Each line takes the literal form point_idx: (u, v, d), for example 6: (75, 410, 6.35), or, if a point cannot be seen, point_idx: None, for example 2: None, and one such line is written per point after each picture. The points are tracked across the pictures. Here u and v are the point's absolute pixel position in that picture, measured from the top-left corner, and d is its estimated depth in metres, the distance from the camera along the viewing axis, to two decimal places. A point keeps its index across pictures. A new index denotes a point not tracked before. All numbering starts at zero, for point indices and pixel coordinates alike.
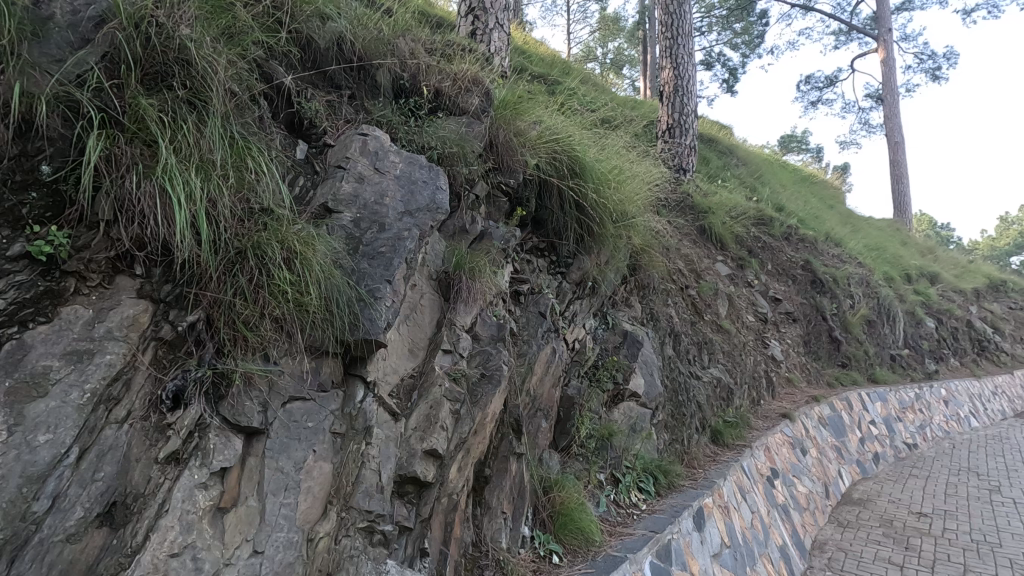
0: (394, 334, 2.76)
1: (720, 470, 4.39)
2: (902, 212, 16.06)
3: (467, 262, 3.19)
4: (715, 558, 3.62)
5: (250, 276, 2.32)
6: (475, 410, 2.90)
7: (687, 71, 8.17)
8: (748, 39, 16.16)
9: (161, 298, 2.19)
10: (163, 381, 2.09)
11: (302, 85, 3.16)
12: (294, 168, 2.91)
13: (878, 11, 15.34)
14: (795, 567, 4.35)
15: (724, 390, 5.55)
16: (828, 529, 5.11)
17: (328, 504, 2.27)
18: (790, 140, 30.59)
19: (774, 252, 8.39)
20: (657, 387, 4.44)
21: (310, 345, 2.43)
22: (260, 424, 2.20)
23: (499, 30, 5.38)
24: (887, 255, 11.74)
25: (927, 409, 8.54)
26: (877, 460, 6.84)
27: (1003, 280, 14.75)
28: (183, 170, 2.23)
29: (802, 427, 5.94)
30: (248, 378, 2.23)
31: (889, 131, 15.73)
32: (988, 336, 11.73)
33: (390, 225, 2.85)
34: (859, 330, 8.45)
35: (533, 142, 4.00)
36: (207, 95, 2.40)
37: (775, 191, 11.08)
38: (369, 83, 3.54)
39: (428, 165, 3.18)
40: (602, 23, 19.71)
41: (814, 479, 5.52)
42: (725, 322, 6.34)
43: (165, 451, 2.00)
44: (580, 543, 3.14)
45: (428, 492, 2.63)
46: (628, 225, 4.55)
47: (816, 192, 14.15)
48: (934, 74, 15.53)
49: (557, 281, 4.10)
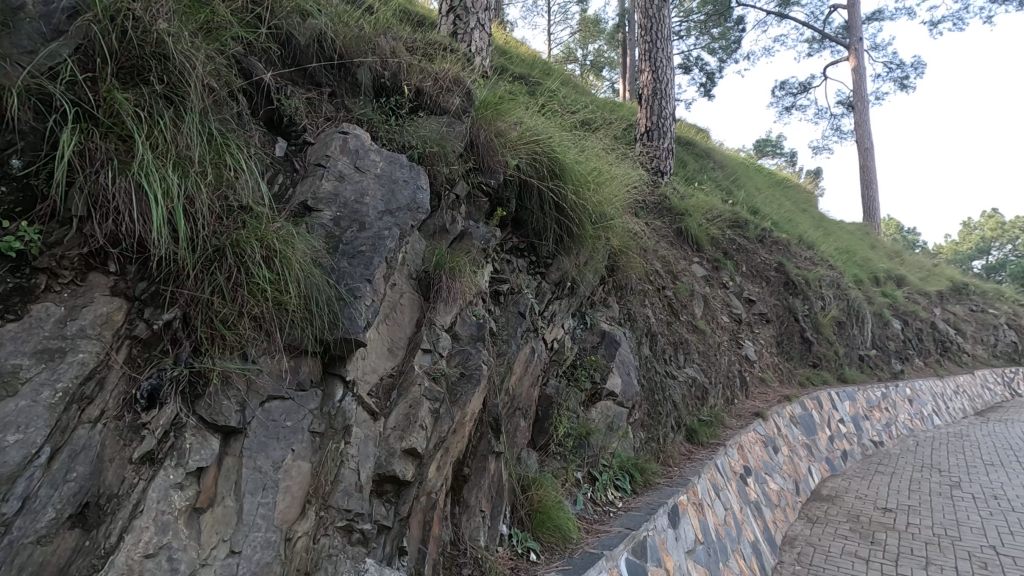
0: (374, 333, 2.76)
1: (695, 469, 4.48)
2: (872, 216, 16.53)
3: (447, 262, 3.20)
4: (689, 554, 3.69)
5: (228, 274, 2.30)
6: (455, 409, 2.91)
7: (666, 74, 8.29)
8: (725, 44, 16.45)
9: (136, 296, 2.16)
10: (137, 381, 2.06)
11: (282, 82, 3.13)
12: (273, 166, 2.89)
13: (849, 21, 15.79)
14: (766, 562, 4.46)
15: (699, 389, 5.66)
16: (798, 524, 5.26)
17: (306, 503, 2.27)
18: (765, 143, 31.22)
19: (749, 255, 8.59)
20: (633, 387, 4.54)
21: (289, 344, 2.41)
22: (238, 424, 2.18)
23: (481, 30, 5.40)
24: (857, 258, 12.10)
25: (892, 407, 8.82)
26: (845, 458, 7.05)
27: (965, 282, 15.32)
28: (160, 166, 2.20)
29: (774, 426, 6.08)
30: (225, 376, 2.21)
31: (859, 137, 16.19)
32: (950, 336, 12.19)
33: (371, 224, 2.85)
34: (830, 331, 8.71)
35: (513, 143, 4.03)
36: (185, 90, 2.37)
37: (750, 194, 11.32)
38: (350, 81, 3.53)
39: (409, 165, 3.18)
40: (582, 23, 19.83)
41: (785, 476, 5.67)
42: (701, 322, 6.47)
43: (140, 451, 1.98)
44: (557, 540, 3.18)
45: (406, 491, 2.64)
46: (608, 226, 4.61)
47: (789, 196, 14.48)
48: (902, 82, 16.09)
49: (536, 281, 4.13)
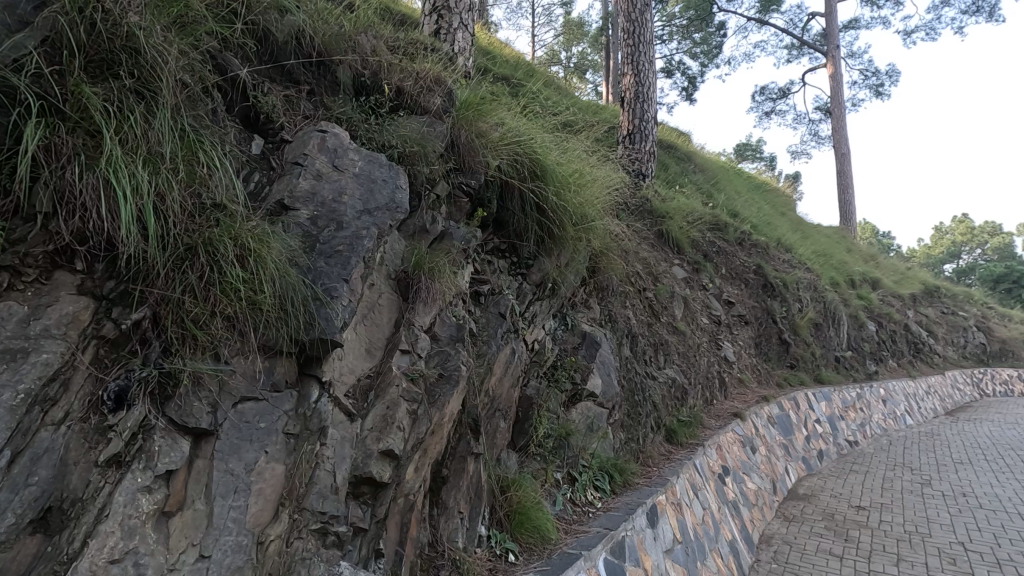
0: (351, 334, 2.73)
1: (674, 469, 4.52)
2: (848, 220, 16.88)
3: (427, 262, 3.19)
4: (667, 553, 3.72)
5: (200, 273, 2.25)
6: (433, 410, 2.89)
7: (648, 78, 8.35)
8: (707, 48, 16.66)
9: (104, 295, 2.10)
10: (104, 381, 2.00)
11: (258, 79, 3.09)
12: (248, 164, 2.84)
13: (827, 28, 16.12)
14: (743, 560, 4.52)
15: (679, 390, 5.72)
16: (774, 523, 5.33)
17: (280, 506, 2.23)
18: (745, 147, 31.64)
19: (728, 257, 8.71)
20: (613, 388, 4.58)
21: (263, 344, 2.38)
22: (209, 425, 2.14)
23: (463, 30, 5.38)
24: (834, 261, 12.34)
25: (867, 407, 9.00)
26: (821, 457, 7.18)
27: (936, 285, 15.72)
28: (130, 162, 2.15)
29: (752, 426, 6.16)
30: (196, 377, 2.17)
31: (836, 142, 16.52)
32: (922, 338, 12.50)
33: (348, 224, 2.83)
34: (807, 332, 8.87)
35: (495, 143, 4.02)
36: (157, 86, 2.32)
37: (730, 198, 11.48)
38: (329, 79, 3.49)
39: (388, 164, 3.16)
40: (566, 27, 19.94)
41: (762, 476, 5.74)
42: (680, 324, 6.53)
43: (106, 454, 1.93)
44: (536, 541, 3.18)
45: (383, 493, 2.61)
46: (589, 227, 4.63)
47: (768, 200, 14.72)
48: (877, 90, 16.50)
49: (517, 282, 4.13)
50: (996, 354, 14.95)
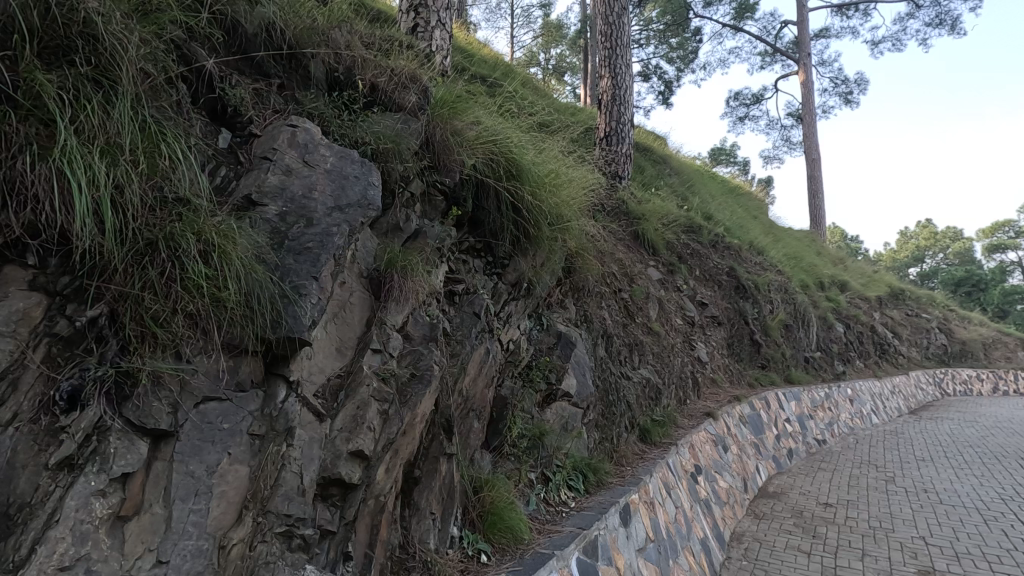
0: (321, 332, 2.67)
1: (647, 468, 4.55)
2: (818, 224, 17.31)
3: (399, 261, 3.15)
4: (640, 552, 3.73)
5: (161, 269, 2.18)
6: (404, 410, 2.85)
7: (626, 81, 8.41)
8: (683, 54, 16.91)
9: (58, 291, 2.02)
10: (55, 381, 1.92)
11: (226, 71, 3.01)
12: (215, 158, 2.77)
13: (799, 37, 16.51)
14: (713, 558, 4.57)
15: (653, 390, 5.77)
16: (745, 521, 5.41)
17: (243, 509, 2.17)
18: (719, 151, 32.11)
19: (702, 259, 8.84)
20: (588, 388, 4.59)
21: (227, 343, 2.31)
22: (169, 426, 2.07)
23: (441, 28, 5.35)
24: (804, 263, 12.63)
25: (835, 407, 9.22)
26: (790, 456, 7.32)
27: (902, 288, 16.22)
28: (86, 153, 2.07)
29: (724, 426, 6.25)
30: (156, 377, 2.10)
31: (807, 148, 16.92)
32: (888, 339, 12.88)
33: (318, 220, 2.77)
34: (777, 333, 9.05)
35: (470, 142, 3.99)
36: (116, 74, 2.24)
37: (704, 201, 11.66)
38: (301, 73, 3.43)
39: (360, 161, 3.11)
40: (544, 28, 19.96)
41: (733, 474, 5.83)
42: (655, 325, 6.59)
43: (58, 456, 1.85)
44: (508, 542, 3.16)
45: (352, 494, 2.57)
46: (564, 227, 4.64)
47: (742, 203, 14.98)
48: (846, 98, 16.98)
49: (492, 282, 4.11)
50: (957, 355, 15.47)
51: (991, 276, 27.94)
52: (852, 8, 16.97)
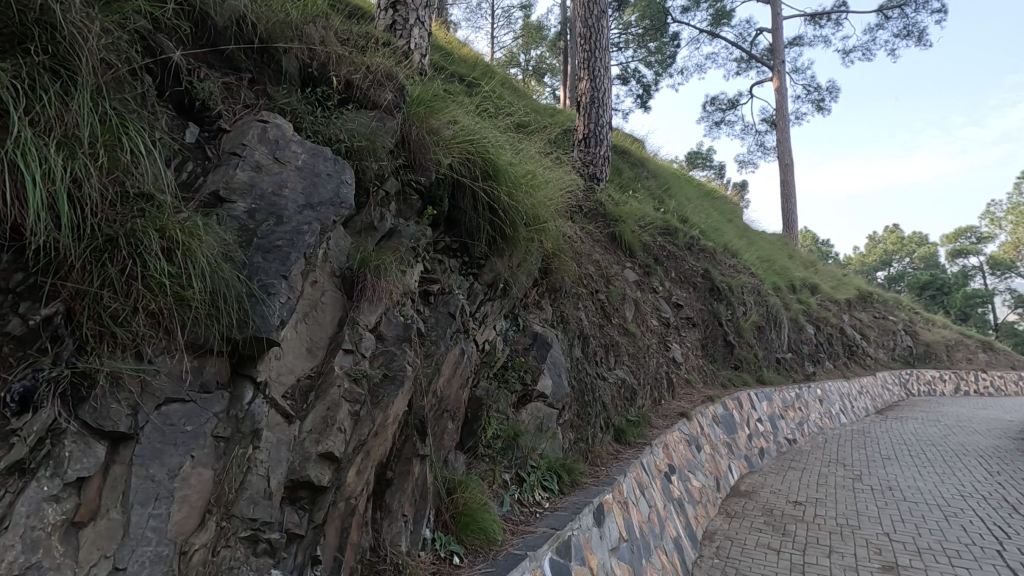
0: (291, 332, 2.62)
1: (621, 467, 4.58)
2: (790, 228, 17.69)
3: (373, 260, 3.11)
4: (613, 552, 3.75)
5: (121, 266, 2.12)
6: (376, 411, 2.81)
7: (604, 83, 8.47)
8: (661, 58, 17.12)
9: (10, 289, 1.93)
10: (5, 382, 1.82)
11: (193, 64, 2.94)
12: (181, 153, 2.69)
13: (773, 44, 16.86)
14: (686, 556, 4.62)
15: (628, 390, 5.82)
16: (717, 519, 5.49)
17: (206, 513, 2.12)
18: (696, 155, 32.56)
19: (677, 261, 8.95)
20: (563, 389, 4.61)
21: (191, 343, 2.25)
22: (129, 429, 2.01)
23: (420, 26, 5.31)
24: (777, 266, 12.89)
25: (805, 407, 9.43)
26: (762, 455, 7.45)
27: (870, 291, 16.67)
28: (41, 145, 2.00)
29: (697, 426, 6.33)
30: (115, 378, 2.03)
31: (781, 153, 17.28)
32: (856, 341, 13.22)
33: (289, 218, 2.72)
34: (750, 335, 9.22)
35: (447, 141, 3.97)
36: (75, 64, 2.17)
37: (681, 204, 11.82)
38: (273, 68, 3.37)
39: (333, 158, 3.06)
40: (525, 29, 19.99)
41: (706, 474, 5.91)
42: (631, 326, 6.65)
43: (7, 461, 1.75)
44: (481, 543, 3.15)
45: (322, 497, 2.53)
46: (540, 228, 4.64)
47: (717, 207, 15.22)
48: (819, 105, 17.40)
49: (468, 282, 4.08)
50: (922, 356, 15.95)
51: (954, 280, 28.89)
52: (825, 18, 17.40)
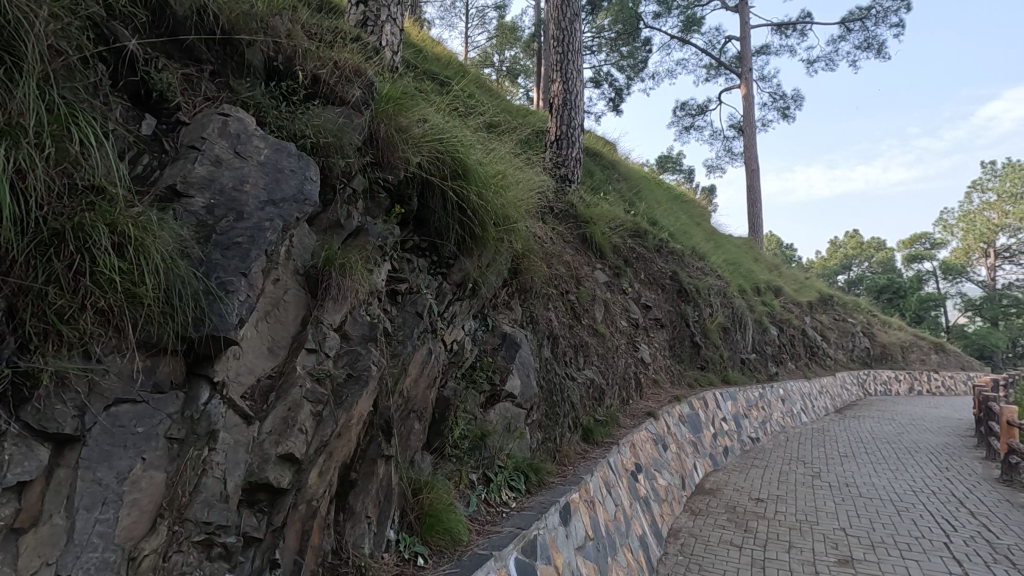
0: (251, 331, 2.56)
1: (588, 467, 4.62)
2: (756, 232, 18.15)
3: (338, 258, 3.06)
4: (579, 550, 3.78)
5: (69, 261, 2.04)
6: (339, 411, 2.77)
7: (576, 86, 8.53)
8: (633, 63, 17.36)
9: None
10: None
11: (150, 53, 2.84)
12: (137, 145, 2.61)
13: (742, 52, 17.28)
14: (651, 554, 4.69)
15: (596, 390, 5.87)
16: (682, 517, 5.59)
17: (157, 517, 2.06)
18: (667, 159, 33.09)
19: (646, 263, 9.08)
20: (532, 389, 4.62)
21: (143, 342, 2.17)
22: (75, 430, 1.93)
23: (391, 23, 5.25)
24: (743, 269, 13.21)
25: (768, 406, 9.67)
26: (726, 453, 7.62)
27: (831, 294, 17.23)
28: None
29: (664, 425, 6.43)
30: (61, 377, 1.95)
31: (747, 158, 17.73)
32: (817, 342, 13.65)
33: (249, 215, 2.66)
34: (716, 336, 9.43)
35: (416, 140, 3.94)
36: (20, 49, 2.07)
37: (650, 206, 12.01)
38: (235, 60, 3.28)
39: (297, 154, 3.01)
40: (499, 30, 20.00)
41: (672, 472, 6.00)
42: (601, 327, 6.71)
43: None
44: (446, 543, 3.13)
45: (281, 499, 2.48)
46: (510, 229, 4.64)
47: (686, 210, 15.51)
48: (784, 112, 17.91)
49: (436, 282, 4.05)
50: (878, 357, 16.57)
51: (909, 284, 30.08)
52: (790, 28, 17.93)
